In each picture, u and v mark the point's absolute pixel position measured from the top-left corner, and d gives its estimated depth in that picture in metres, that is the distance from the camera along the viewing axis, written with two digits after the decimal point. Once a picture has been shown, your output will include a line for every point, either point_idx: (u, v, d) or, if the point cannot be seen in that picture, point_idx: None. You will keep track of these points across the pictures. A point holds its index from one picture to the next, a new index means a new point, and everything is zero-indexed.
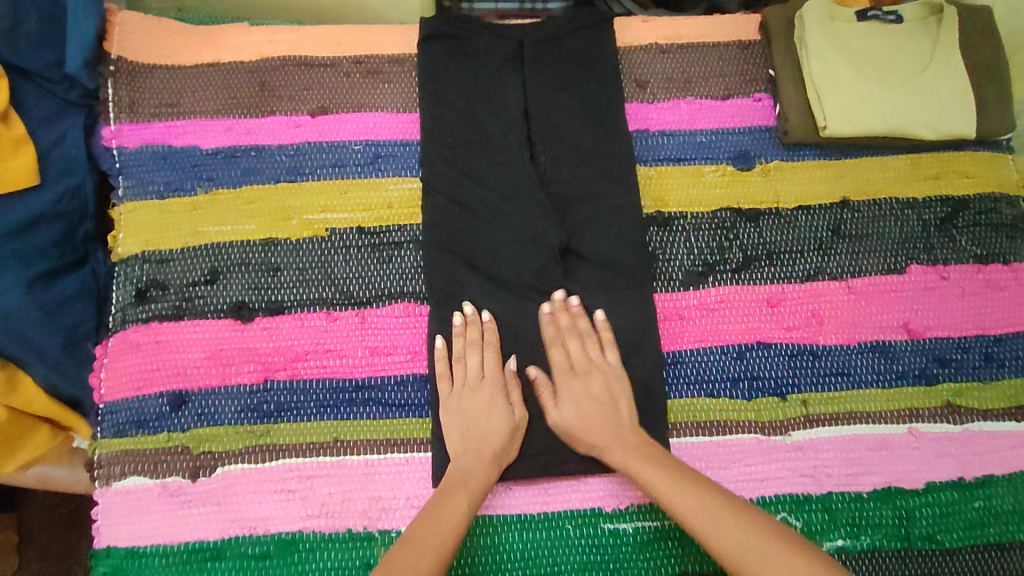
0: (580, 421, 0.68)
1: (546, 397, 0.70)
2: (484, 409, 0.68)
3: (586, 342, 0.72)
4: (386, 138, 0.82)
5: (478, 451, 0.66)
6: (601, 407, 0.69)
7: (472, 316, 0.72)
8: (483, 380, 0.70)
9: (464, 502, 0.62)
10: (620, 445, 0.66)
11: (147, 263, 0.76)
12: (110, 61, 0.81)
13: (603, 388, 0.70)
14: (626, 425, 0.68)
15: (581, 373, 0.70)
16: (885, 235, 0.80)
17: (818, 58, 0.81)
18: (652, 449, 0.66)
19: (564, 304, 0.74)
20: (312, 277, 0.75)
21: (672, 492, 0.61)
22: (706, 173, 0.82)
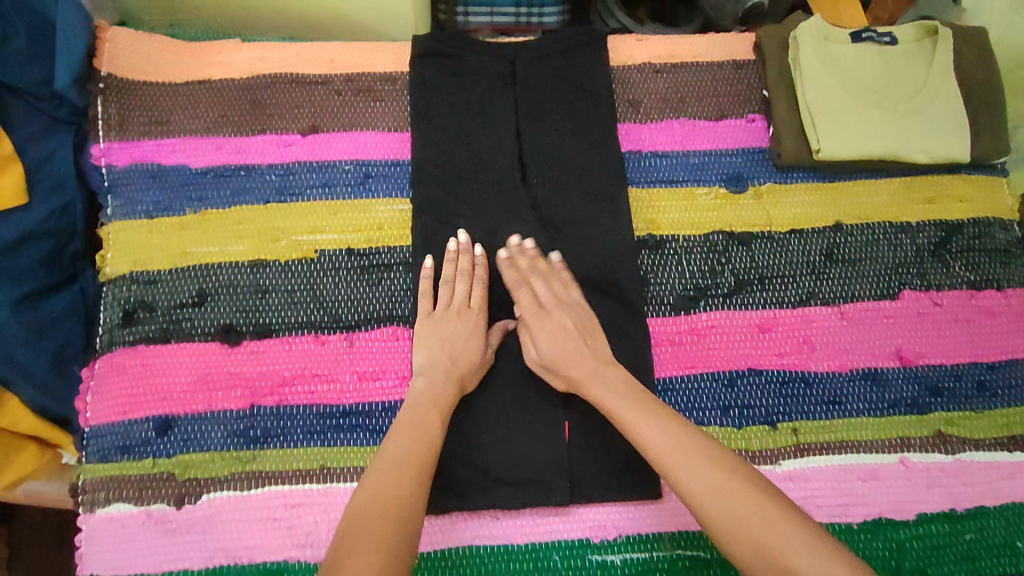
0: (558, 355, 0.69)
1: (527, 339, 0.72)
2: (465, 334, 0.71)
3: (550, 284, 0.74)
4: (377, 158, 0.82)
5: (448, 368, 0.69)
6: (573, 341, 0.70)
7: (465, 245, 0.75)
8: (470, 308, 0.73)
9: (435, 422, 0.65)
10: (597, 377, 0.68)
11: (135, 284, 0.75)
12: (99, 78, 0.79)
13: (577, 324, 0.72)
14: (601, 357, 0.70)
15: (552, 311, 0.72)
16: (879, 261, 0.79)
17: (811, 81, 0.81)
18: (620, 380, 0.67)
19: (517, 248, 0.75)
20: (300, 300, 0.75)
21: (646, 432, 0.62)
22: (698, 195, 0.82)
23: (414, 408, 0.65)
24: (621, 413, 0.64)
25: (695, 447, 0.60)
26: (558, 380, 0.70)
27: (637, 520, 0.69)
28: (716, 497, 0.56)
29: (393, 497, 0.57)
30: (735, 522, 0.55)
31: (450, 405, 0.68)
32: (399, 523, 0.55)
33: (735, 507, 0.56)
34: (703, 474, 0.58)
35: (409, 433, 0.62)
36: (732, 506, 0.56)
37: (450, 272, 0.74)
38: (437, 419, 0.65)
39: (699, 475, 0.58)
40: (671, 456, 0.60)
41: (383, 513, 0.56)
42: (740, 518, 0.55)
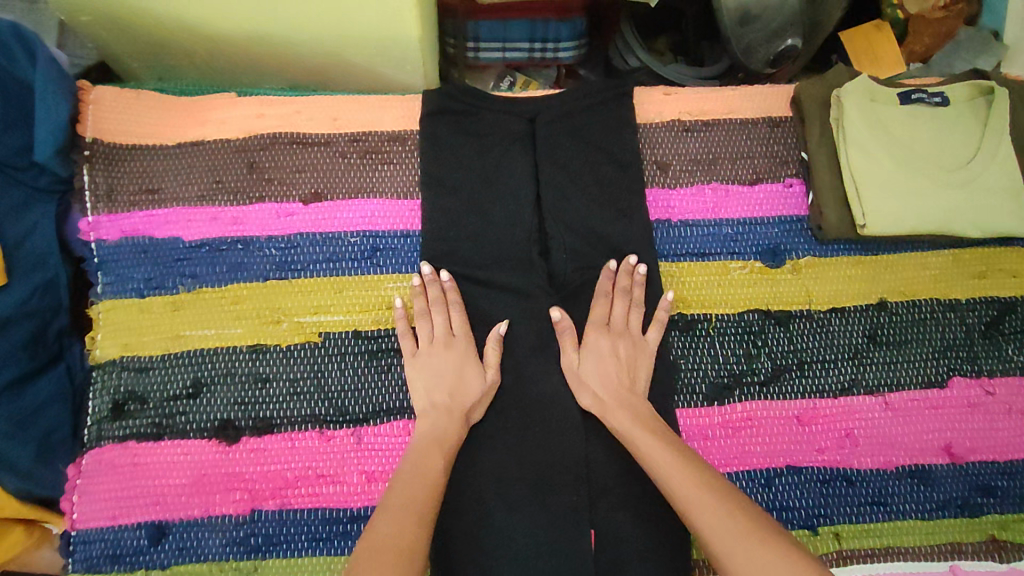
0: (599, 372, 0.69)
1: (567, 342, 0.71)
2: (451, 366, 0.69)
3: (631, 311, 0.72)
4: (385, 229, 0.75)
5: (449, 407, 0.67)
6: (620, 370, 0.70)
7: (432, 276, 0.71)
8: (453, 340, 0.70)
9: (443, 460, 0.62)
10: (629, 409, 0.67)
11: (125, 371, 0.70)
12: (84, 145, 0.73)
13: (633, 356, 0.71)
14: (640, 394, 0.69)
15: (613, 334, 0.71)
16: (926, 344, 0.74)
17: (856, 148, 0.74)
18: (652, 415, 0.67)
19: (629, 267, 0.73)
20: (303, 390, 0.69)
21: (664, 464, 0.60)
22: (732, 270, 0.76)
23: (421, 451, 0.62)
24: (641, 444, 0.63)
25: (714, 482, 0.57)
26: (586, 396, 0.69)
27: None
28: (727, 526, 0.53)
29: (403, 533, 0.53)
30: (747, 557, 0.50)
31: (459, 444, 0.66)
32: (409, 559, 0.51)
33: (748, 538, 0.51)
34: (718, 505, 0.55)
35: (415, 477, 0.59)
36: (742, 536, 0.52)
37: (423, 302, 0.71)
38: (443, 457, 0.63)
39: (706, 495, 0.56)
40: (687, 487, 0.57)
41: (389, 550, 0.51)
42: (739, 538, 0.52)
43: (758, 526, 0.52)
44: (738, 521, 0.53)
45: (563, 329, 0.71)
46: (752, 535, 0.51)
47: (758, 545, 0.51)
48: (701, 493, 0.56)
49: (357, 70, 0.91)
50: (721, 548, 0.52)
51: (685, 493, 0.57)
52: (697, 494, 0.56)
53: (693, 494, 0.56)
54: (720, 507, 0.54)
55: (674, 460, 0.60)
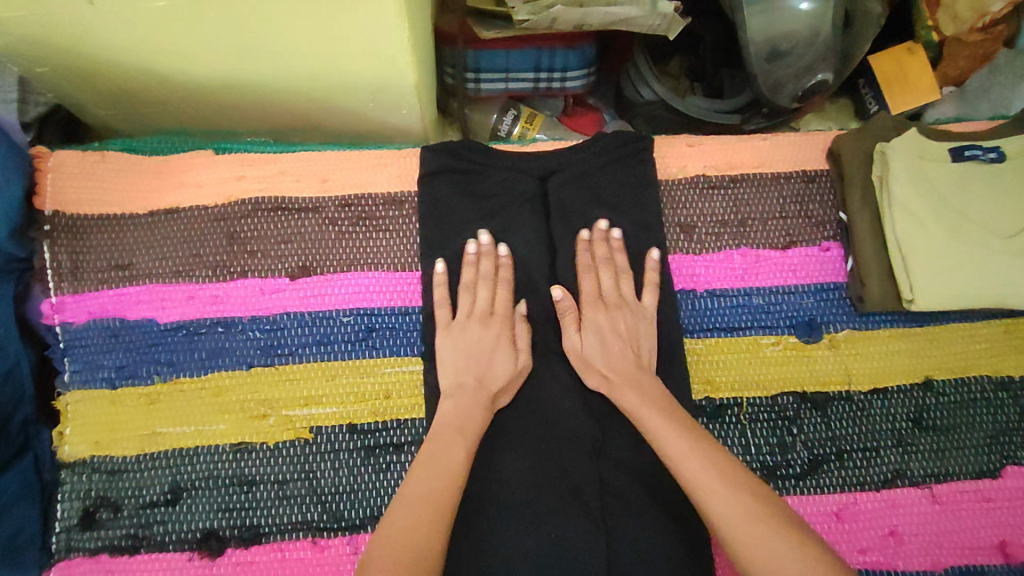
0: (602, 352, 0.65)
1: (569, 324, 0.67)
2: (485, 343, 0.65)
3: (622, 280, 0.69)
4: (381, 306, 0.68)
5: (474, 388, 0.63)
6: (625, 344, 0.66)
7: (487, 246, 0.69)
8: (492, 317, 0.67)
9: (463, 451, 0.57)
10: (637, 385, 0.63)
11: (96, 473, 0.64)
12: (44, 219, 0.66)
13: (633, 325, 0.67)
14: (644, 366, 0.66)
15: (611, 306, 0.67)
16: (976, 427, 0.67)
17: (902, 213, 0.67)
18: (656, 387, 0.63)
19: (489, 250, 0.69)
20: (294, 493, 0.63)
21: (679, 451, 0.56)
22: (764, 346, 0.69)
23: (439, 433, 0.58)
24: (648, 422, 0.59)
25: (729, 471, 0.53)
26: (594, 376, 0.66)
27: None
28: (748, 525, 0.50)
29: (418, 543, 0.49)
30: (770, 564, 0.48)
31: (483, 426, 0.62)
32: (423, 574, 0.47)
33: (770, 540, 0.49)
34: (736, 501, 0.51)
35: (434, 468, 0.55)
36: (764, 539, 0.49)
37: (471, 276, 0.68)
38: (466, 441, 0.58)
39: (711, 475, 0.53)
40: (703, 480, 0.53)
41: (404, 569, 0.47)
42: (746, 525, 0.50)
43: (780, 526, 0.49)
44: (758, 522, 0.50)
45: (565, 311, 0.68)
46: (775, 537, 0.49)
47: (782, 547, 0.48)
48: (718, 485, 0.52)
49: (346, 114, 0.83)
50: (741, 551, 0.49)
51: (702, 485, 0.53)
52: (715, 486, 0.52)
53: (709, 486, 0.53)
54: (739, 503, 0.51)
55: (687, 445, 0.56)
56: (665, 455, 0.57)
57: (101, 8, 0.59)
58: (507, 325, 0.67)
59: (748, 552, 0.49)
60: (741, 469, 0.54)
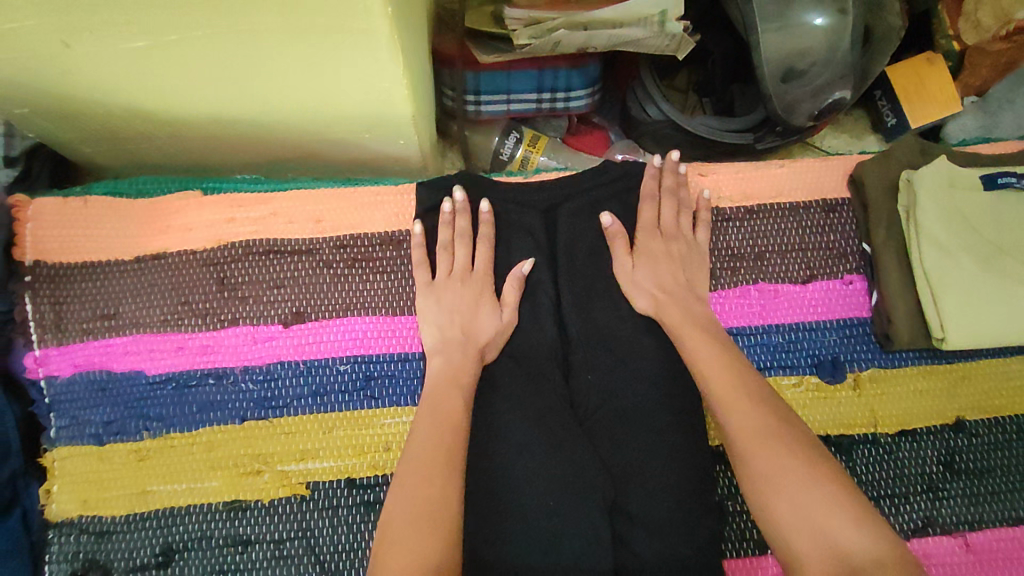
0: (658, 278, 0.67)
1: (620, 248, 0.68)
2: (464, 297, 0.66)
3: (682, 209, 0.70)
4: (378, 353, 0.65)
5: (461, 341, 0.63)
6: (676, 270, 0.67)
7: (461, 204, 0.67)
8: (469, 276, 0.67)
9: (460, 401, 0.58)
10: (686, 310, 0.64)
11: (85, 533, 0.61)
12: (25, 269, 0.63)
13: (687, 255, 0.68)
14: (702, 295, 0.67)
15: (668, 236, 0.68)
16: (1011, 470, 0.64)
17: (929, 246, 0.64)
18: (704, 315, 0.65)
19: (464, 208, 0.68)
20: (291, 552, 0.60)
21: (713, 373, 0.58)
22: (784, 387, 0.66)
23: (436, 387, 0.59)
24: (692, 349, 0.61)
25: (764, 401, 0.55)
26: (643, 299, 0.67)
27: None
28: (774, 451, 0.51)
29: (435, 496, 0.50)
30: (786, 487, 0.49)
31: (474, 378, 0.62)
32: (436, 529, 0.48)
33: (792, 465, 0.49)
34: (766, 427, 0.52)
35: (434, 421, 0.55)
36: (787, 471, 0.49)
37: (446, 235, 0.67)
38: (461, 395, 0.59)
39: (746, 403, 0.54)
40: (735, 404, 0.55)
41: (425, 528, 0.47)
42: (769, 451, 0.51)
43: (805, 455, 0.50)
44: (785, 449, 0.51)
45: (614, 236, 0.69)
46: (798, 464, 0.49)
47: (804, 474, 0.49)
48: (749, 411, 0.54)
49: (341, 144, 0.79)
50: (762, 477, 0.50)
51: (733, 406, 0.55)
52: (748, 412, 0.54)
53: (740, 409, 0.54)
54: (768, 430, 0.52)
55: (726, 372, 0.57)
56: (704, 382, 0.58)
57: (77, 49, 0.57)
58: (486, 283, 0.67)
59: (767, 483, 0.50)
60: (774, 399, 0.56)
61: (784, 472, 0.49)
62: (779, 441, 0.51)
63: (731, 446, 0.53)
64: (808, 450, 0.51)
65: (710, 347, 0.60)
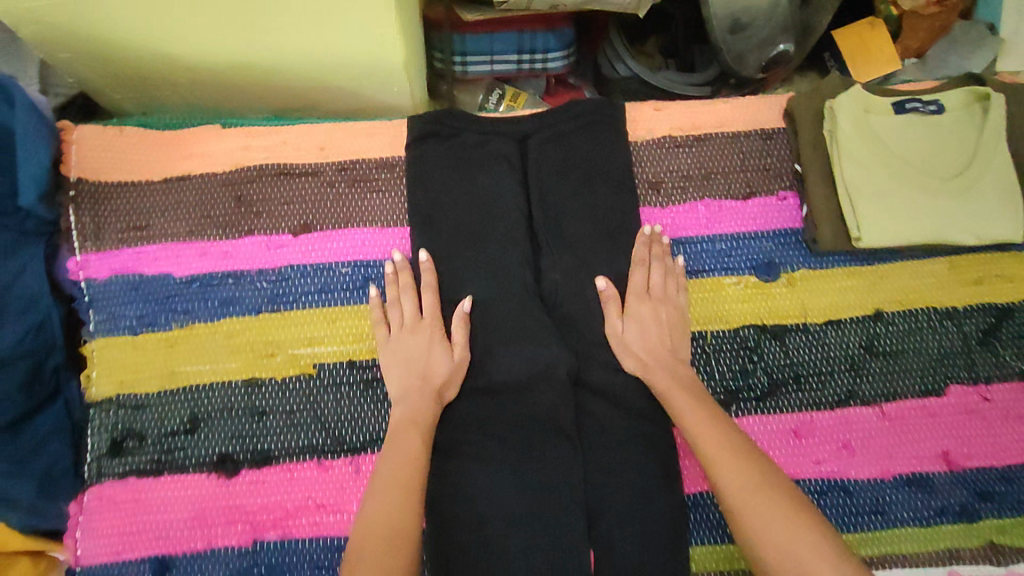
0: (646, 344, 0.69)
1: (612, 312, 0.71)
2: (428, 354, 0.69)
3: (668, 274, 0.73)
4: (374, 258, 0.75)
5: (421, 387, 0.67)
6: (662, 330, 0.70)
7: (400, 264, 0.72)
8: (420, 322, 0.70)
9: (418, 441, 0.63)
10: (671, 369, 0.68)
11: (123, 409, 0.71)
12: (70, 185, 0.73)
13: (671, 318, 0.71)
14: (683, 360, 0.70)
15: (656, 299, 0.71)
16: (922, 352, 0.74)
17: (849, 161, 0.73)
18: (688, 374, 0.68)
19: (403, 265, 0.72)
20: (301, 421, 0.70)
21: (692, 419, 0.62)
22: (727, 285, 0.75)
23: (395, 428, 0.64)
24: (672, 399, 0.65)
25: (740, 443, 0.60)
26: (631, 361, 0.70)
27: None
28: (755, 494, 0.56)
29: (392, 523, 0.55)
30: (765, 524, 0.54)
31: (434, 419, 0.66)
32: (401, 557, 0.53)
33: (770, 506, 0.55)
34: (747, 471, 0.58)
35: (396, 458, 0.60)
36: (764, 509, 0.55)
37: (393, 292, 0.71)
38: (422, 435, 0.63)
39: (722, 445, 0.59)
40: (718, 446, 0.60)
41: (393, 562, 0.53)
42: (749, 490, 0.56)
43: (779, 496, 0.56)
44: (763, 491, 0.56)
45: (608, 299, 0.71)
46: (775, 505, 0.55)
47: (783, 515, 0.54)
48: (729, 453, 0.59)
49: (344, 89, 0.89)
50: (744, 516, 0.55)
51: (713, 447, 0.60)
52: (729, 453, 0.59)
53: (721, 448, 0.59)
54: (746, 471, 0.58)
55: (706, 416, 0.62)
56: (685, 428, 0.63)
57: None
58: (437, 324, 0.71)
59: (749, 520, 0.55)
60: (750, 443, 0.61)
61: (764, 511, 0.55)
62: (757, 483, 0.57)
63: (720, 496, 0.58)
64: (783, 492, 0.56)
65: (688, 396, 0.65)
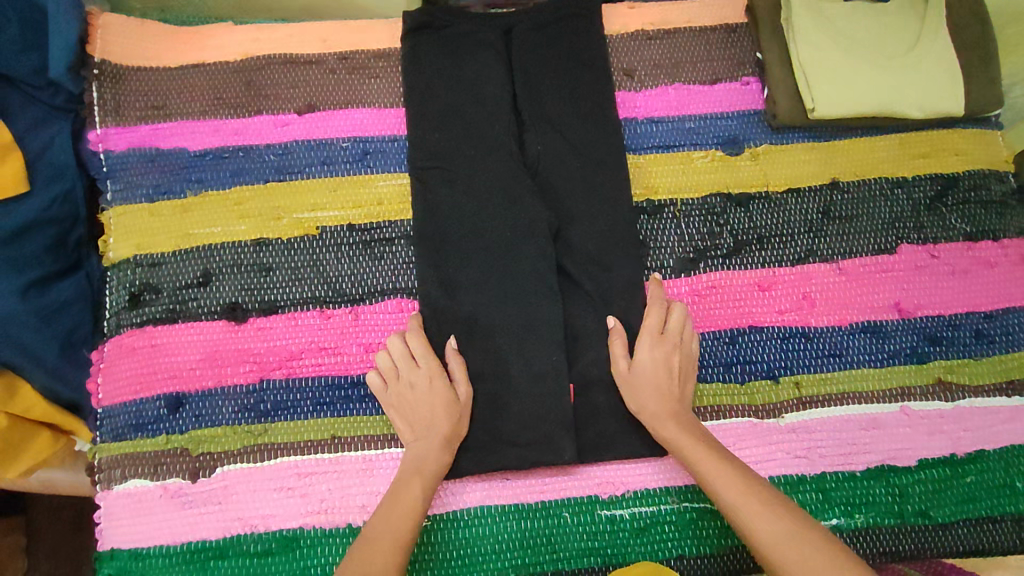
0: (653, 383, 0.69)
1: (621, 348, 0.71)
2: (428, 402, 0.68)
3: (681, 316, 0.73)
4: (374, 135, 0.81)
5: (428, 435, 0.67)
6: (672, 377, 0.70)
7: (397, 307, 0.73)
8: (419, 368, 0.70)
9: (418, 492, 0.64)
10: (681, 421, 0.68)
11: (139, 266, 0.76)
12: (93, 64, 0.80)
13: (682, 366, 0.71)
14: (687, 405, 0.70)
15: (666, 342, 0.71)
16: (875, 215, 0.80)
17: (805, 42, 0.80)
18: (700, 428, 0.68)
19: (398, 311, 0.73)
20: (304, 276, 0.76)
21: (710, 472, 0.63)
22: (695, 159, 0.82)
23: (399, 482, 0.65)
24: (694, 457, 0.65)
25: (766, 497, 0.61)
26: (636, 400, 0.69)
27: (644, 476, 0.71)
28: (789, 545, 0.57)
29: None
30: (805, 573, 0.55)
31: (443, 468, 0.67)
32: None
33: (806, 555, 0.56)
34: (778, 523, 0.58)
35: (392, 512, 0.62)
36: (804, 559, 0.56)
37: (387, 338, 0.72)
38: (421, 486, 0.64)
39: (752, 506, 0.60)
40: (745, 506, 0.60)
41: None
42: (785, 545, 0.57)
43: (813, 546, 0.56)
44: (797, 542, 0.57)
45: (616, 333, 0.72)
46: (812, 553, 0.56)
47: (824, 562, 0.55)
48: (755, 506, 0.60)
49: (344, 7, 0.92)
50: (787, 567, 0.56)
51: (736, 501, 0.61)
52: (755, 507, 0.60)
53: (745, 500, 0.61)
54: (776, 523, 0.58)
55: (724, 469, 0.63)
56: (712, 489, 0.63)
57: None
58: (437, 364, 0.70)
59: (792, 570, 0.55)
60: (775, 493, 0.62)
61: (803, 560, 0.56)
62: (789, 534, 0.58)
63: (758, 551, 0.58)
64: (817, 537, 0.57)
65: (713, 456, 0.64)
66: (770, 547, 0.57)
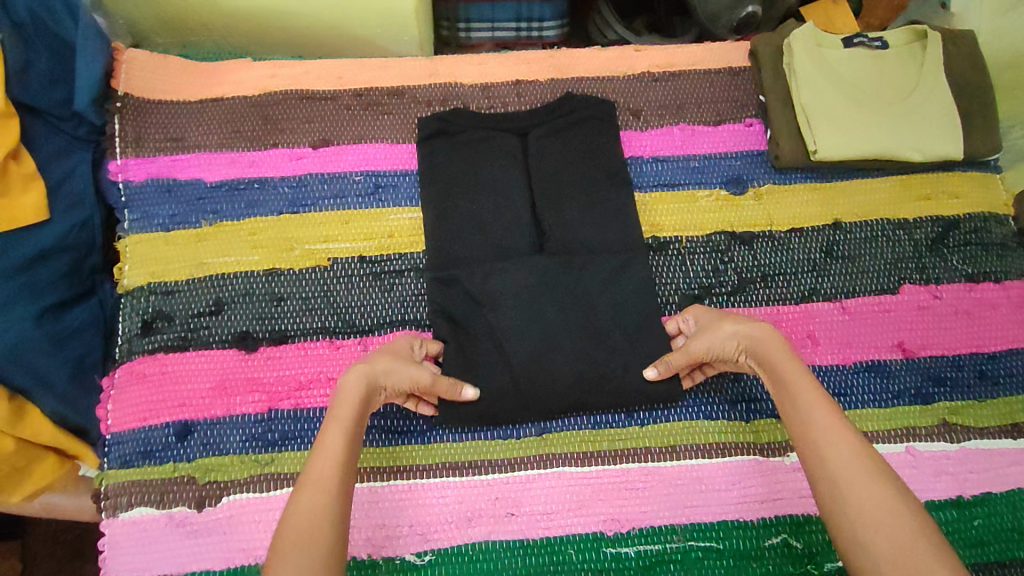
0: (754, 341, 0.66)
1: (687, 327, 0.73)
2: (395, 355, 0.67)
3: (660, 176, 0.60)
4: (386, 169, 0.83)
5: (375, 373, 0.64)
6: (764, 342, 0.65)
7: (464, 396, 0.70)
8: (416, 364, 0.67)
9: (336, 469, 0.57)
10: (796, 375, 0.62)
11: (153, 294, 0.78)
12: (116, 98, 0.83)
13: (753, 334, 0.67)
14: (783, 353, 0.64)
15: None
16: (877, 255, 0.81)
17: (806, 85, 0.82)
18: (803, 380, 0.62)
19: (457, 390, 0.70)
20: (315, 305, 0.77)
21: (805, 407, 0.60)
22: (700, 198, 0.84)
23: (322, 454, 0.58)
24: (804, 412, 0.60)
25: (874, 473, 0.54)
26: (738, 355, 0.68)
27: (648, 513, 0.71)
28: (874, 515, 0.52)
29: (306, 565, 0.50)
30: (872, 534, 0.51)
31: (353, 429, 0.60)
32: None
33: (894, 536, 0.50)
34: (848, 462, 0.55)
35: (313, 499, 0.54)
36: (892, 536, 0.50)
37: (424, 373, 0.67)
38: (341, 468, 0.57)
39: (852, 474, 0.55)
40: (844, 471, 0.55)
41: None
42: (873, 519, 0.52)
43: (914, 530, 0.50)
44: (878, 504, 0.52)
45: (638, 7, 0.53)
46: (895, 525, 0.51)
47: (898, 527, 0.51)
48: (842, 449, 0.56)
49: (358, 42, 0.94)
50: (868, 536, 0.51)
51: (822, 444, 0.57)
52: (844, 465, 0.55)
53: (835, 451, 0.56)
54: (857, 475, 0.54)
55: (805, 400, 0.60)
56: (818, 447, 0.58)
57: None
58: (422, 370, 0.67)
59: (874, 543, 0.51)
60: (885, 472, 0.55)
61: (864, 496, 0.53)
62: (874, 494, 0.53)
63: (841, 515, 0.54)
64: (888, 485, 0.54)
65: (825, 414, 0.59)
66: (858, 513, 0.53)
